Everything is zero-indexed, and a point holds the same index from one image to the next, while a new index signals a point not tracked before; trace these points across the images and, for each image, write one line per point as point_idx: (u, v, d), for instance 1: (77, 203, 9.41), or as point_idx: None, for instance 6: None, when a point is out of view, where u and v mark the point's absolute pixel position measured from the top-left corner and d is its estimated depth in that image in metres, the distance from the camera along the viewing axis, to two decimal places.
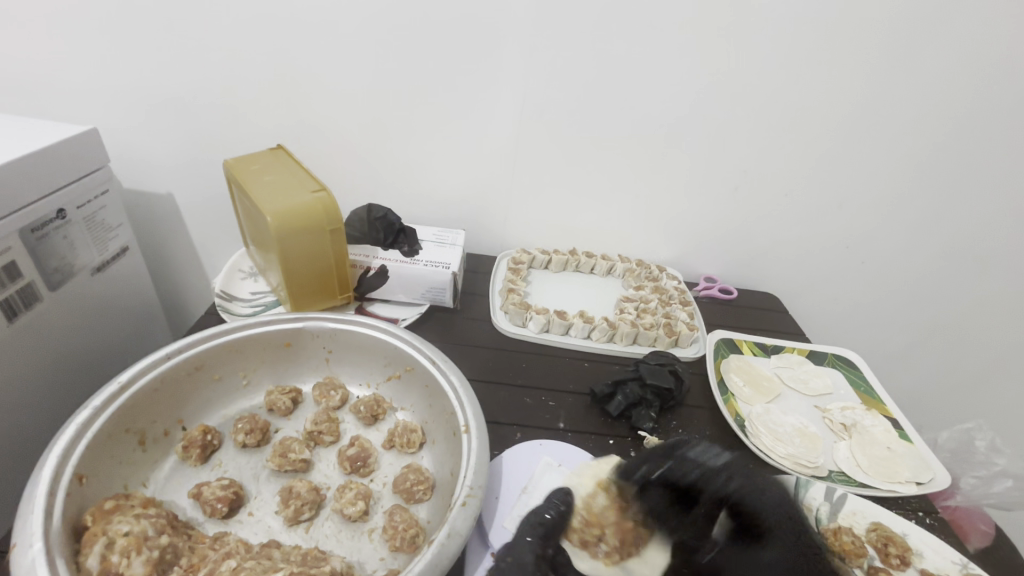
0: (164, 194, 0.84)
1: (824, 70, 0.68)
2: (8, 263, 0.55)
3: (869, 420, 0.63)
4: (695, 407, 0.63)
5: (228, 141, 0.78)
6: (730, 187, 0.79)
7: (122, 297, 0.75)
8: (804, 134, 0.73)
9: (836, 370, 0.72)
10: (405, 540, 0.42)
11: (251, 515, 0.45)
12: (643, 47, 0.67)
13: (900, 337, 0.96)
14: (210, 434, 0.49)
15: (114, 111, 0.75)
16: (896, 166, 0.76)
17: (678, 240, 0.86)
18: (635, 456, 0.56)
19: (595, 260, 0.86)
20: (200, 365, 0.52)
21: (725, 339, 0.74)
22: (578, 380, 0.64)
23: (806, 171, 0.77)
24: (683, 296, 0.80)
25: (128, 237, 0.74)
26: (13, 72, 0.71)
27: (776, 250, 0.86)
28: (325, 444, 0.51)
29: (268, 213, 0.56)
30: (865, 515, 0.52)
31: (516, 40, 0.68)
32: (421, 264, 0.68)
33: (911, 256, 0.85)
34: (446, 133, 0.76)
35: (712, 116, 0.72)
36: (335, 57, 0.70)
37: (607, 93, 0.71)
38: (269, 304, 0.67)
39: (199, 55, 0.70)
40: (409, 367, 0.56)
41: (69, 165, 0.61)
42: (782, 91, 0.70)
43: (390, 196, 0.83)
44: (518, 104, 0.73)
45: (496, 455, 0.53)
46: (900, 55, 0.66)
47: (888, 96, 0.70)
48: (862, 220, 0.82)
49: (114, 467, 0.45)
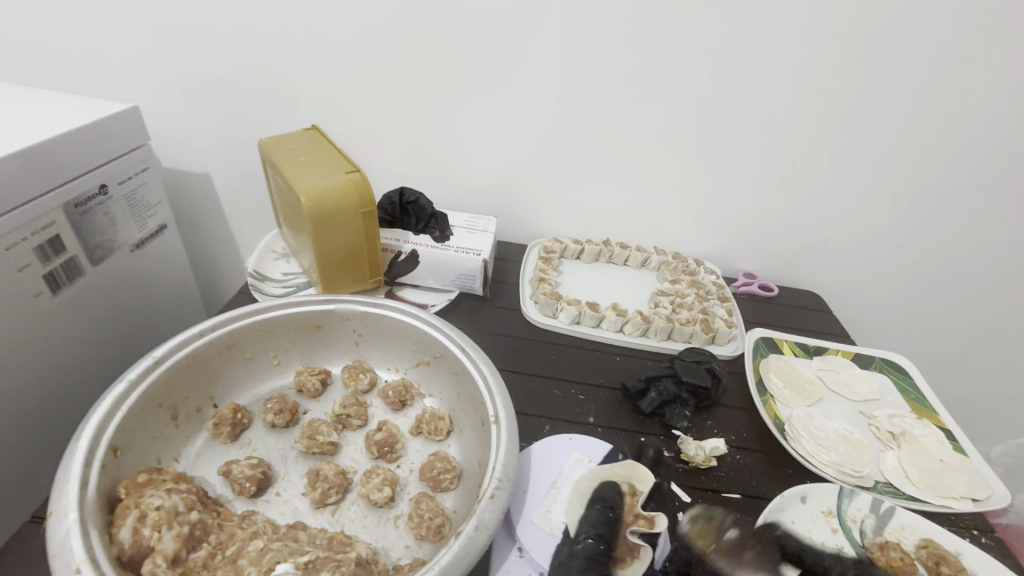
0: (201, 173, 0.85)
1: (891, 53, 0.63)
2: (52, 237, 0.56)
3: (920, 430, 0.59)
4: (730, 407, 0.61)
5: (263, 122, 0.78)
6: (776, 179, 0.75)
7: (160, 273, 0.77)
8: (863, 122, 0.69)
9: (883, 375, 0.68)
10: (430, 529, 0.42)
11: (278, 495, 0.45)
12: (693, 26, 0.64)
13: (951, 341, 0.91)
14: (240, 412, 0.50)
15: (153, 89, 0.76)
16: (960, 160, 0.70)
17: (718, 232, 0.83)
18: (669, 456, 0.53)
19: (629, 251, 0.83)
20: (232, 343, 0.52)
21: (765, 338, 0.71)
22: (609, 374, 0.63)
23: (859, 163, 0.72)
24: (721, 292, 0.77)
25: (166, 215, 0.76)
26: (57, 48, 0.72)
27: (822, 246, 0.82)
28: (353, 428, 0.51)
29: (300, 193, 0.55)
30: (914, 531, 0.49)
31: (558, 19, 0.65)
32: (452, 251, 0.67)
33: (970, 257, 0.80)
34: (479, 117, 0.74)
35: (760, 102, 0.68)
36: (372, 36, 0.69)
37: (652, 76, 0.68)
38: (301, 286, 0.67)
39: (235, 33, 0.70)
40: (439, 353, 0.55)
41: (112, 142, 0.62)
42: (837, 77, 0.65)
43: (421, 180, 0.82)
44: (558, 85, 0.70)
45: (524, 447, 0.52)
46: (978, 37, 0.61)
47: (963, 82, 0.64)
48: (918, 217, 0.76)
49: (148, 441, 0.45)
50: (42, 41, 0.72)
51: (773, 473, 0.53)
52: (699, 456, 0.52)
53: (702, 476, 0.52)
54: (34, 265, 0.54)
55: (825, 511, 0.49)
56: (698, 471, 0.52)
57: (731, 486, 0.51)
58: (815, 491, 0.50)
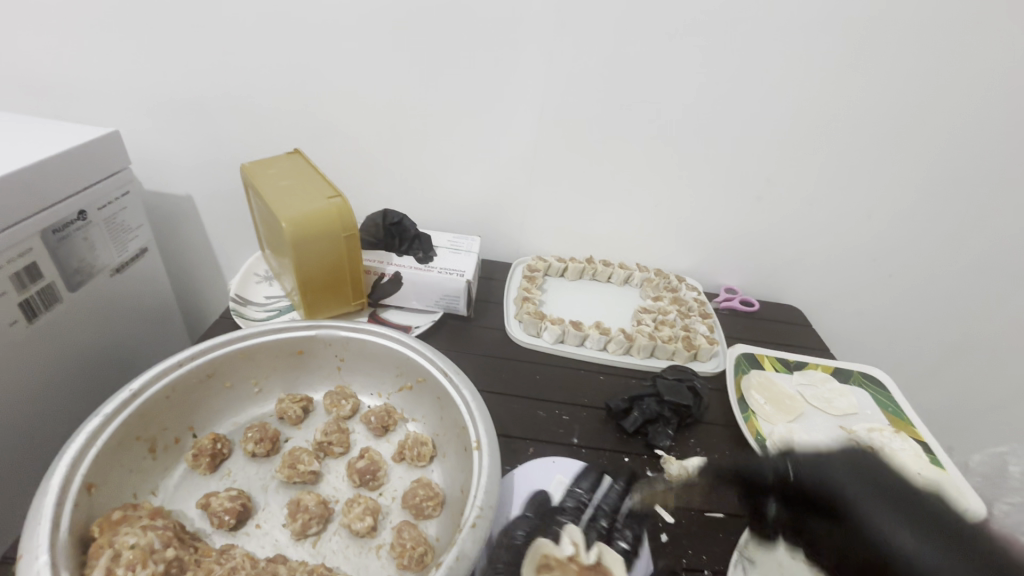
0: (183, 196, 0.85)
1: (858, 75, 0.65)
2: (29, 264, 0.55)
3: (898, 443, 0.60)
4: (713, 425, 0.61)
5: (246, 144, 0.79)
6: (754, 196, 0.77)
7: (141, 297, 0.76)
8: (836, 141, 0.71)
9: (862, 389, 0.69)
10: (412, 559, 0.42)
11: (258, 527, 0.45)
12: (668, 51, 0.65)
13: (927, 352, 0.93)
14: (220, 442, 0.49)
15: (134, 112, 0.76)
16: (927, 178, 0.73)
17: (699, 249, 0.84)
18: (652, 476, 0.54)
19: (613, 269, 0.84)
20: (212, 372, 0.52)
21: (745, 353, 0.72)
22: (592, 394, 0.63)
23: (832, 181, 0.74)
24: (703, 308, 0.78)
25: (147, 238, 0.75)
26: (37, 72, 0.72)
27: (799, 261, 0.83)
28: (335, 455, 0.51)
29: (282, 218, 0.55)
30: None
31: (538, 44, 0.66)
32: (436, 272, 0.67)
33: (942, 269, 0.82)
34: (462, 138, 0.75)
35: (734, 123, 0.70)
36: (355, 61, 0.69)
37: (630, 99, 0.70)
38: (283, 309, 0.67)
39: (218, 57, 0.70)
40: (421, 378, 0.55)
41: (92, 168, 0.62)
42: (808, 98, 0.68)
43: (405, 200, 0.83)
44: (539, 108, 0.71)
45: (508, 470, 0.52)
46: (941, 60, 0.64)
47: (927, 104, 0.67)
48: (890, 232, 0.79)
49: (123, 475, 0.45)
50: (20, 65, 0.71)
51: None
52: (681, 475, 0.53)
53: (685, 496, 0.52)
54: (9, 293, 0.53)
55: None
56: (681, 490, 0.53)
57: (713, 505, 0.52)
58: None
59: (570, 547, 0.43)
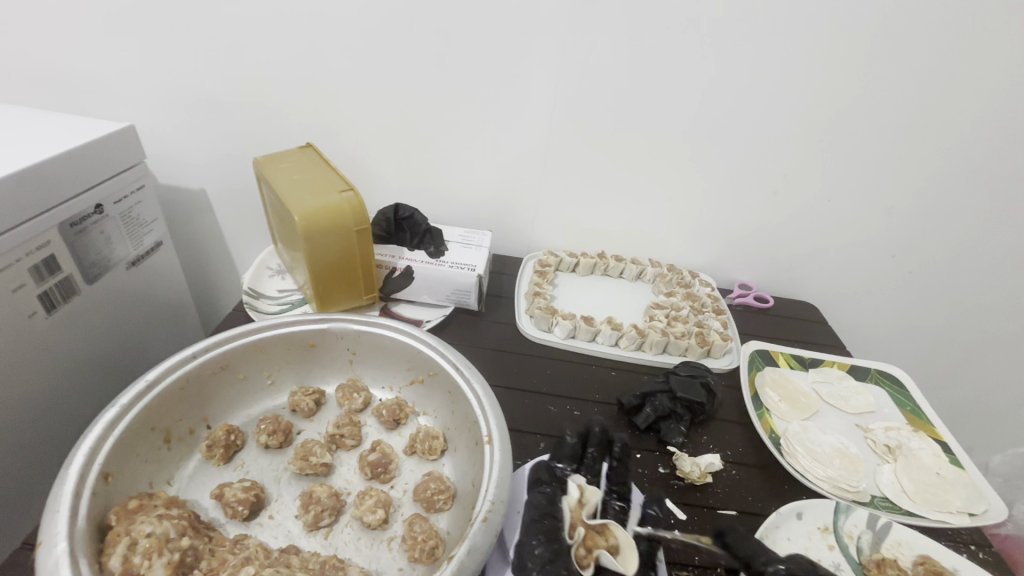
0: (198, 190, 0.86)
1: (880, 68, 0.64)
2: (47, 257, 0.56)
3: (916, 442, 0.59)
4: (726, 422, 0.60)
5: (258, 139, 0.79)
6: (769, 191, 0.76)
7: (156, 290, 0.76)
8: (854, 135, 0.69)
9: (879, 387, 0.68)
10: (424, 551, 0.42)
11: (271, 518, 0.45)
12: (682, 44, 0.64)
13: (946, 349, 0.91)
14: (233, 434, 0.50)
15: (150, 108, 0.76)
16: (949, 173, 0.71)
17: (712, 244, 0.83)
18: (664, 472, 0.53)
19: (625, 264, 0.83)
20: (225, 364, 0.52)
21: (760, 350, 0.71)
22: (603, 389, 0.63)
23: (850, 176, 0.73)
24: (716, 304, 0.77)
25: (162, 231, 0.75)
26: (55, 69, 0.73)
27: (815, 257, 0.82)
28: (347, 448, 0.51)
29: (295, 212, 0.55)
30: (911, 547, 0.49)
31: (551, 39, 0.66)
32: (447, 266, 0.67)
33: (963, 265, 0.80)
34: (473, 132, 0.75)
35: (749, 117, 0.69)
36: (368, 55, 0.69)
37: (644, 93, 0.69)
38: (296, 302, 0.68)
39: (231, 53, 0.71)
40: (433, 371, 0.55)
41: (108, 162, 0.62)
42: (826, 91, 0.66)
43: (416, 195, 0.83)
44: (551, 103, 0.71)
45: (519, 465, 0.52)
46: (964, 53, 0.62)
47: (951, 96, 0.65)
48: (909, 227, 0.77)
49: (139, 464, 0.45)
50: (38, 61, 0.72)
51: (771, 488, 0.53)
52: (693, 473, 0.52)
53: (697, 493, 0.52)
54: (29, 285, 0.54)
55: (821, 527, 0.49)
56: (694, 487, 0.52)
57: (726, 502, 0.51)
58: (812, 506, 0.50)
59: (577, 491, 0.45)
